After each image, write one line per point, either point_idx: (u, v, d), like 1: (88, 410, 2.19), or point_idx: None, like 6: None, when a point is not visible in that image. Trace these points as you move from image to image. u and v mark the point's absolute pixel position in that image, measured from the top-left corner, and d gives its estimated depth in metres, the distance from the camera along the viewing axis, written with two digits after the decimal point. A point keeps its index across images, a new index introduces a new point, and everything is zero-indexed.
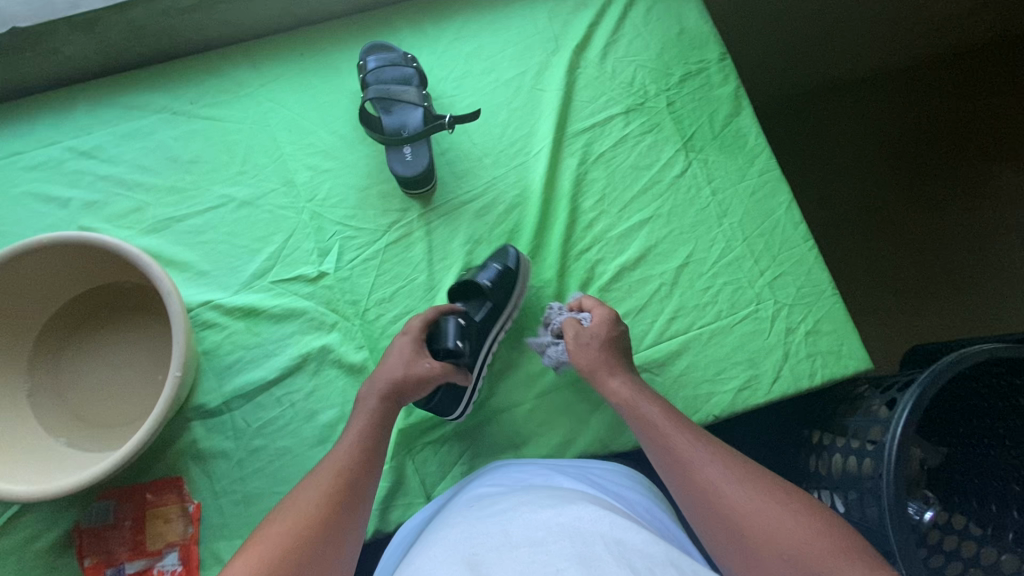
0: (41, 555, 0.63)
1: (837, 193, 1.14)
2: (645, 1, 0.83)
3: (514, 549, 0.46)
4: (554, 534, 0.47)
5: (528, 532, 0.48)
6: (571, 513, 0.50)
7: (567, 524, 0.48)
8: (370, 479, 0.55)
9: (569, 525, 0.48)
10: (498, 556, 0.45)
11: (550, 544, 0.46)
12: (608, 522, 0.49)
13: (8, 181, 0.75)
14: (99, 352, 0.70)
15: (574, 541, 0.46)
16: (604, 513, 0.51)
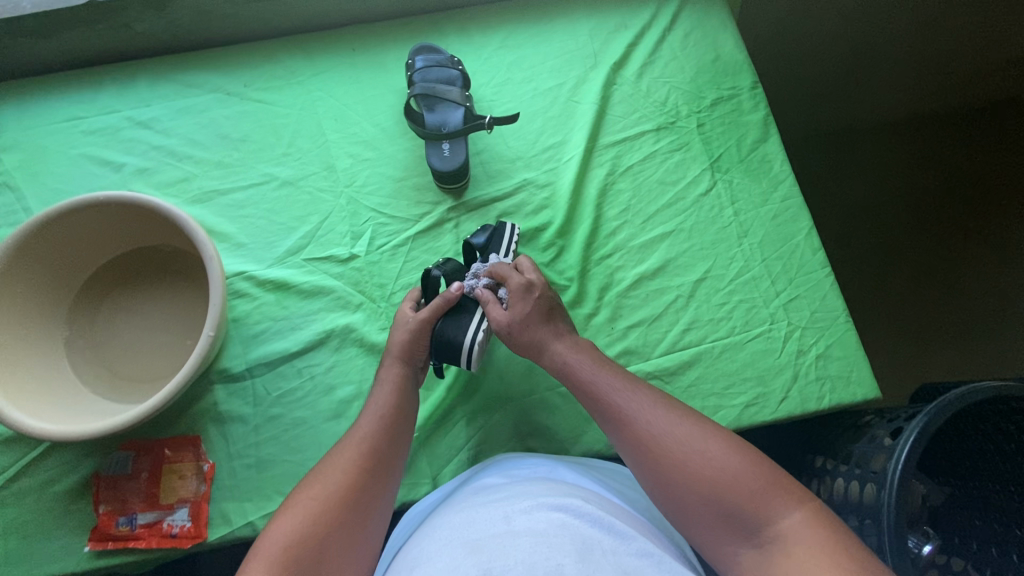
0: (59, 498, 0.66)
1: (853, 231, 1.16)
2: (684, 27, 0.87)
3: (515, 538, 0.45)
4: (554, 529, 0.46)
5: (529, 523, 0.47)
6: (572, 510, 0.48)
7: (569, 519, 0.47)
8: (389, 458, 0.57)
9: (567, 524, 0.47)
10: (498, 545, 0.44)
11: (551, 537, 0.45)
12: (608, 522, 0.48)
13: (68, 143, 0.79)
14: (137, 310, 0.73)
15: (575, 536, 0.45)
16: (606, 513, 0.50)
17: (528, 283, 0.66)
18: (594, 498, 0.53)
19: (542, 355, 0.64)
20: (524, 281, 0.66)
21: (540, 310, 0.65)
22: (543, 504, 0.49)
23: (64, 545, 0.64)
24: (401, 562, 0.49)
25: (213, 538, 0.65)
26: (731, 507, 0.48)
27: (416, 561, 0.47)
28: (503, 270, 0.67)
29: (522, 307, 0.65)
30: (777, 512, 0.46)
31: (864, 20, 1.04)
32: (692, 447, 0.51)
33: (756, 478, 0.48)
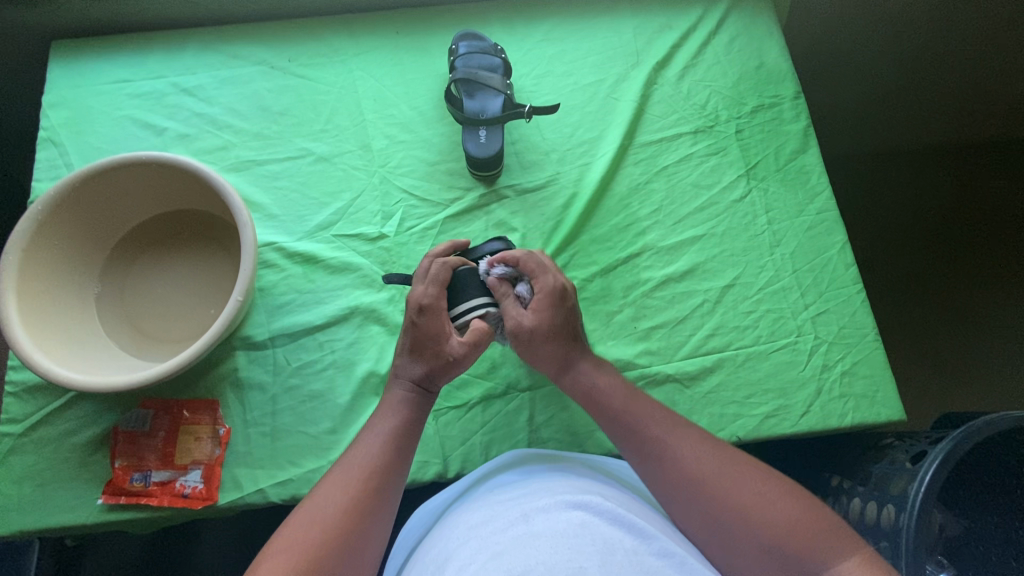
0: (77, 449, 0.67)
1: (886, 252, 1.13)
2: (729, 33, 0.86)
3: (534, 538, 0.45)
4: (574, 529, 0.45)
5: (549, 523, 0.46)
6: (592, 509, 0.48)
7: (588, 519, 0.47)
8: (393, 466, 0.56)
9: (588, 523, 0.46)
10: (518, 545, 0.44)
11: (571, 538, 0.44)
12: (626, 521, 0.47)
13: (114, 104, 0.81)
14: (167, 272, 0.74)
15: (595, 538, 0.45)
16: (625, 511, 0.49)
17: (563, 288, 0.63)
18: (614, 495, 0.52)
19: (565, 371, 0.63)
20: (558, 287, 0.63)
21: (569, 326, 0.63)
22: (561, 502, 0.48)
23: (78, 495, 0.65)
24: (421, 560, 0.50)
25: (224, 502, 0.65)
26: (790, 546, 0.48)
27: (436, 562, 0.47)
28: (534, 268, 0.64)
29: (552, 316, 0.62)
30: (827, 550, 0.47)
31: (919, 36, 1.02)
32: (731, 483, 0.52)
33: (799, 515, 0.49)
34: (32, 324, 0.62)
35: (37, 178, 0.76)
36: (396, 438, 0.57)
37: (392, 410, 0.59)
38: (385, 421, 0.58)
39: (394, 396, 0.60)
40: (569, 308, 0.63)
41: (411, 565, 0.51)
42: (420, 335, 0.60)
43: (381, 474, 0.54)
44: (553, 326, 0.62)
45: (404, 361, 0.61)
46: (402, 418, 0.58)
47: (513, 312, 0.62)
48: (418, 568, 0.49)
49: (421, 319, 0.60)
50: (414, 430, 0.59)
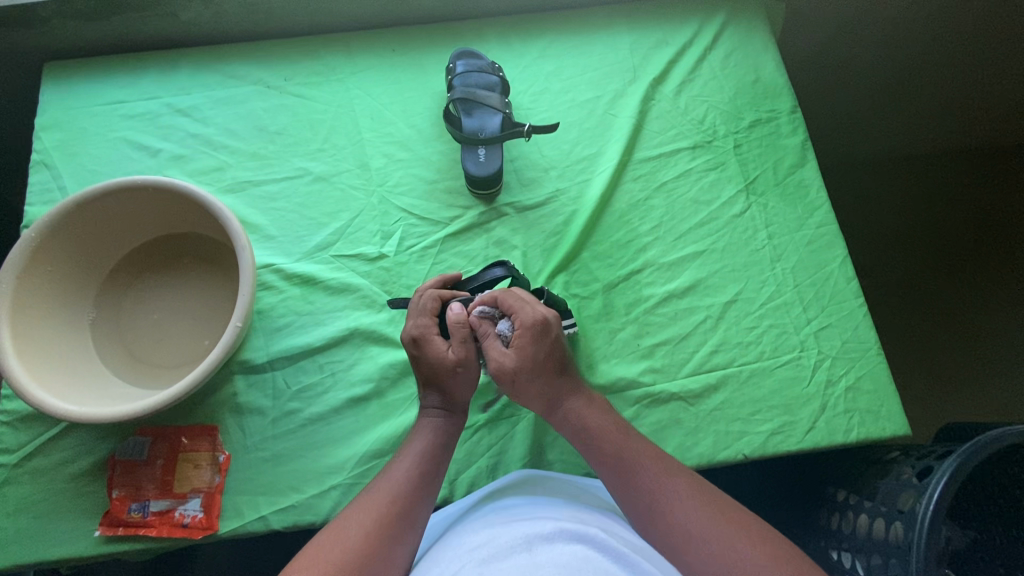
0: (72, 479, 0.66)
1: (884, 261, 1.15)
2: (725, 47, 0.86)
3: (538, 568, 0.44)
4: (577, 562, 0.45)
5: (551, 553, 0.46)
6: (594, 543, 0.47)
7: (591, 555, 0.46)
8: (424, 498, 0.56)
9: (591, 558, 0.45)
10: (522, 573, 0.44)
11: (575, 571, 0.44)
12: (630, 563, 0.46)
13: (107, 126, 0.80)
14: (164, 297, 0.73)
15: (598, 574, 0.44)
16: (629, 551, 0.48)
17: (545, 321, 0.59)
18: (614, 529, 0.52)
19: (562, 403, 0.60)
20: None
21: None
22: (564, 532, 0.48)
23: (74, 528, 0.64)
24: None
25: (225, 530, 0.64)
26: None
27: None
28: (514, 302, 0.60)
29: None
30: None
31: (909, 48, 1.05)
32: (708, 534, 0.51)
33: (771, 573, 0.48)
34: (27, 352, 0.61)
35: (29, 202, 0.75)
36: (425, 466, 0.58)
37: (421, 432, 0.60)
38: (415, 442, 0.59)
39: (422, 421, 0.61)
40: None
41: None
42: (421, 366, 0.61)
43: (407, 501, 0.55)
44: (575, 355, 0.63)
45: (423, 394, 0.62)
46: (429, 443, 0.59)
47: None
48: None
49: (417, 351, 0.61)
50: (443, 455, 0.60)
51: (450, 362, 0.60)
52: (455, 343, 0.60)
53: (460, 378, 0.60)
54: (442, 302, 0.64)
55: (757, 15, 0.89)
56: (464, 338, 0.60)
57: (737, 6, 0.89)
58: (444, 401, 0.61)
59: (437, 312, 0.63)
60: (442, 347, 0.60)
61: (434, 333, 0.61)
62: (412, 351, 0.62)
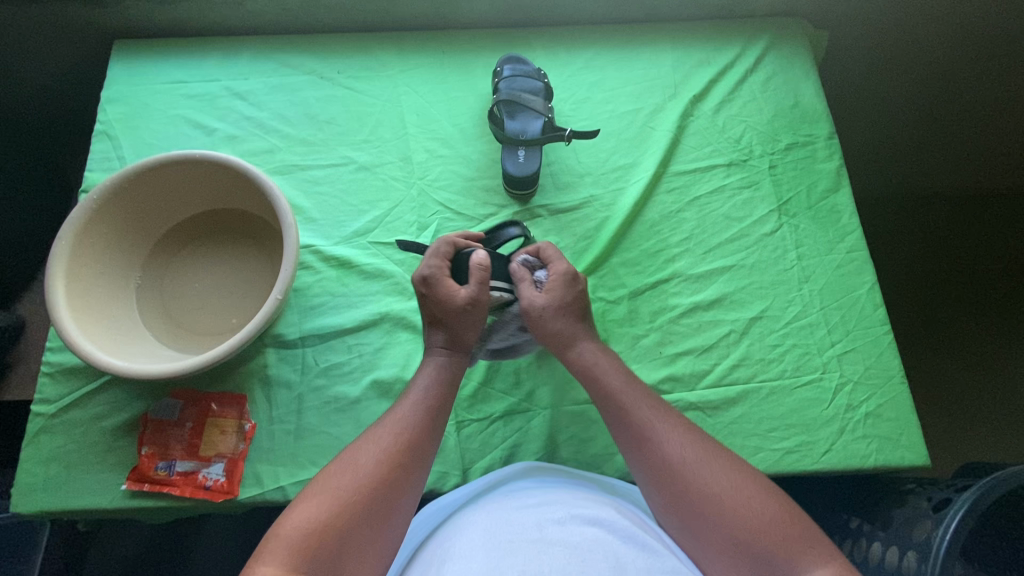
0: (105, 433, 0.68)
1: (912, 297, 1.13)
2: (766, 70, 0.88)
3: (548, 546, 0.46)
4: (588, 544, 0.46)
5: (563, 533, 0.47)
6: (606, 524, 0.48)
7: (601, 534, 0.47)
8: (431, 437, 0.58)
9: (601, 539, 0.47)
10: (533, 550, 0.45)
11: (584, 551, 0.45)
12: (639, 543, 0.48)
13: (168, 103, 0.84)
14: (205, 269, 0.76)
15: (608, 555, 0.45)
16: (639, 530, 0.49)
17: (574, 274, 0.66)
18: (625, 513, 0.53)
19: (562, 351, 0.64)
20: (569, 272, 0.66)
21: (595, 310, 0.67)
22: (575, 514, 0.49)
23: (102, 480, 0.66)
24: (427, 555, 0.50)
25: (244, 497, 0.66)
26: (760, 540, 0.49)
27: (440, 557, 0.48)
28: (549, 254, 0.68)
29: (566, 296, 0.65)
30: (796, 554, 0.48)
31: (950, 86, 1.06)
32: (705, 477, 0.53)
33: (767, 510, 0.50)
34: (78, 307, 0.64)
35: (90, 168, 0.80)
36: (432, 400, 0.60)
37: (426, 369, 0.63)
38: (421, 379, 0.62)
39: (427, 361, 0.64)
40: (578, 292, 0.66)
41: (422, 554, 0.52)
42: (431, 305, 0.65)
43: (416, 432, 0.57)
44: (565, 304, 0.65)
45: (431, 334, 0.65)
46: (433, 378, 0.62)
47: (528, 293, 0.66)
48: (424, 562, 0.49)
49: (427, 290, 0.65)
50: (448, 390, 0.62)
51: (460, 301, 0.63)
52: (472, 283, 0.64)
53: (468, 318, 0.64)
54: (456, 250, 0.67)
55: (800, 41, 0.90)
56: (481, 280, 0.64)
57: (781, 31, 0.91)
58: (449, 339, 0.64)
59: (450, 257, 0.67)
60: (457, 289, 0.64)
61: (446, 276, 0.65)
62: (424, 291, 0.65)
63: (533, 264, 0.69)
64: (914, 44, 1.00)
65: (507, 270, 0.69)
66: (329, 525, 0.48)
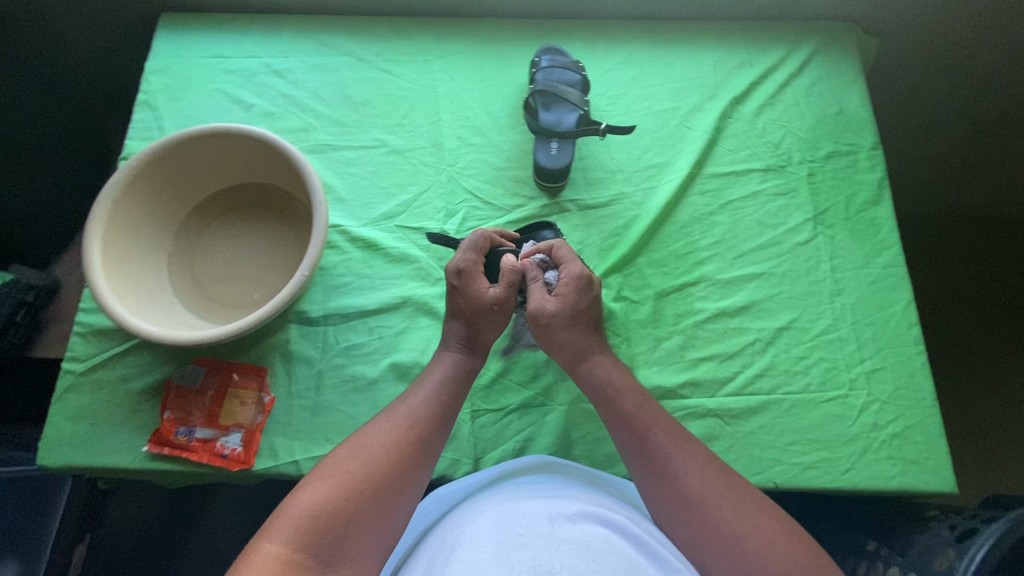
0: (129, 395, 0.70)
1: (947, 321, 1.10)
2: (811, 75, 0.86)
3: (560, 542, 0.45)
4: (599, 543, 0.45)
5: (574, 531, 0.46)
6: (618, 527, 0.48)
7: (613, 536, 0.47)
8: (440, 431, 0.58)
9: (613, 541, 0.46)
10: (544, 545, 0.44)
11: (596, 551, 0.44)
12: (652, 548, 0.47)
13: (209, 77, 0.86)
14: (235, 242, 0.77)
15: (620, 558, 0.44)
16: (652, 537, 0.48)
17: (589, 278, 0.65)
18: (636, 517, 0.52)
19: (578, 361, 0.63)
20: (583, 275, 0.64)
21: None
22: (588, 513, 0.48)
23: (124, 440, 0.68)
24: (435, 541, 0.50)
25: (259, 468, 0.67)
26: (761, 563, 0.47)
27: (448, 546, 0.47)
28: (563, 254, 0.67)
29: (578, 300, 0.64)
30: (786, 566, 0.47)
31: (1004, 104, 1.01)
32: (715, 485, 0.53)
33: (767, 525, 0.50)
34: (111, 270, 0.66)
35: (131, 137, 0.81)
36: (443, 394, 0.60)
37: (440, 364, 0.63)
38: (434, 373, 0.62)
39: (443, 352, 0.64)
40: (591, 297, 0.65)
41: (428, 541, 0.51)
42: (457, 298, 0.65)
43: (425, 425, 0.57)
44: (575, 312, 0.63)
45: (451, 325, 0.65)
46: (447, 373, 0.62)
47: (535, 295, 0.65)
48: (433, 547, 0.49)
49: (458, 282, 0.65)
50: (460, 387, 0.62)
51: (488, 300, 0.64)
52: (501, 285, 0.65)
53: (492, 316, 0.64)
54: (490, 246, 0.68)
55: (848, 47, 0.88)
56: (512, 284, 0.65)
57: (828, 36, 0.88)
58: (468, 336, 0.64)
59: (483, 252, 0.68)
60: (487, 287, 0.65)
61: (478, 271, 0.66)
62: (454, 281, 0.65)
63: (546, 264, 0.68)
64: (970, 54, 0.96)
65: None
66: (332, 513, 0.48)
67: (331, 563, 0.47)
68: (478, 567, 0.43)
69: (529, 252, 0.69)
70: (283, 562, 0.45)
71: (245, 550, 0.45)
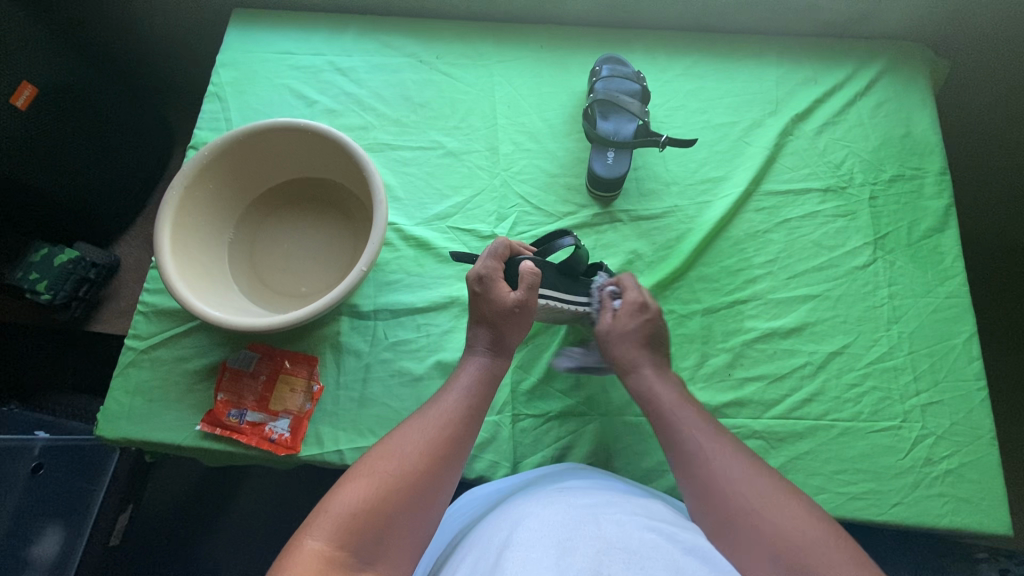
0: (186, 375, 0.73)
1: (1006, 358, 1.06)
2: (878, 96, 0.84)
3: (607, 547, 0.44)
4: (647, 549, 0.45)
5: (621, 536, 0.46)
6: (666, 535, 0.47)
7: (660, 543, 0.46)
8: (469, 431, 0.59)
9: (661, 547, 0.45)
10: (592, 548, 0.44)
11: (645, 557, 0.44)
12: (701, 557, 0.46)
13: (276, 72, 0.88)
14: (292, 234, 0.80)
15: (669, 562, 0.44)
16: (699, 545, 0.48)
17: (647, 305, 0.67)
18: (683, 524, 0.51)
19: (625, 371, 0.63)
20: (640, 301, 0.66)
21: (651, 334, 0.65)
22: (635, 520, 0.48)
23: (178, 418, 0.71)
24: (481, 541, 0.50)
25: (304, 454, 0.68)
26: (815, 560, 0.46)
27: (495, 548, 0.47)
28: (626, 284, 0.68)
29: (636, 325, 0.65)
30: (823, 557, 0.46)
31: None
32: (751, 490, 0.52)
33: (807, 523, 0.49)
34: (177, 256, 0.68)
35: (200, 127, 0.85)
36: (471, 396, 0.61)
37: (468, 368, 0.63)
38: (462, 377, 0.63)
39: (470, 357, 0.65)
40: (646, 320, 0.66)
41: (472, 540, 0.52)
42: (480, 304, 0.65)
43: (456, 425, 0.58)
44: (636, 334, 0.65)
45: (477, 330, 0.65)
46: (476, 376, 0.62)
47: (605, 320, 0.67)
48: (478, 546, 0.49)
49: (480, 288, 0.65)
50: (487, 389, 0.62)
51: (509, 303, 0.64)
52: (521, 287, 0.64)
53: (514, 319, 0.64)
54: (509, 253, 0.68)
55: (919, 68, 0.85)
56: (530, 285, 0.64)
57: (898, 56, 0.86)
58: (494, 340, 0.64)
59: (505, 258, 0.68)
60: (505, 292, 0.65)
61: (498, 276, 0.65)
62: (477, 288, 0.65)
63: (614, 295, 0.69)
64: None
65: (556, 278, 0.69)
66: (371, 510, 0.49)
67: (370, 559, 0.47)
68: (528, 567, 0.43)
69: (602, 283, 0.70)
70: (322, 558, 0.45)
71: (289, 544, 0.46)
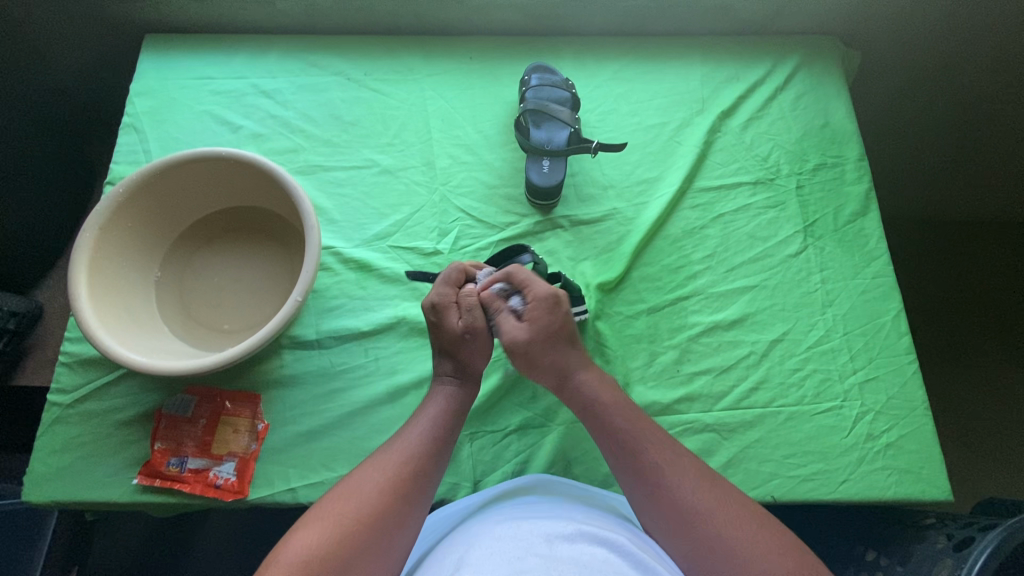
0: (119, 427, 0.68)
1: (937, 326, 1.13)
2: (797, 88, 0.87)
3: (556, 563, 0.44)
4: (597, 564, 0.45)
5: (571, 551, 0.46)
6: (617, 548, 0.47)
7: (610, 557, 0.46)
8: (434, 468, 0.57)
9: (611, 561, 0.45)
10: (541, 567, 0.44)
11: (594, 573, 0.44)
12: (649, 569, 0.46)
13: (195, 99, 0.85)
14: (225, 267, 0.76)
15: None
16: (649, 555, 0.48)
17: (556, 297, 0.62)
18: (637, 536, 0.52)
19: None
20: (549, 294, 0.62)
21: None
22: (585, 533, 0.48)
23: (114, 473, 0.66)
24: (433, 564, 0.49)
25: (254, 497, 0.65)
26: (761, 566, 0.48)
27: (446, 571, 0.46)
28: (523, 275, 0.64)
29: (548, 324, 0.61)
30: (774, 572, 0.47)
31: (980, 110, 1.04)
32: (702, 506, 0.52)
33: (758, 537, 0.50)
34: (98, 304, 0.64)
35: (116, 161, 0.80)
36: (437, 430, 0.59)
37: (436, 399, 0.62)
38: (429, 409, 0.61)
39: (437, 388, 0.63)
40: (562, 315, 0.62)
41: (425, 565, 0.51)
42: (437, 333, 0.64)
43: (421, 461, 0.56)
44: (548, 334, 0.61)
45: (439, 362, 0.64)
46: (442, 407, 0.61)
47: (507, 325, 0.62)
48: (429, 570, 0.49)
49: (435, 318, 0.64)
50: (454, 420, 0.61)
51: (459, 330, 0.63)
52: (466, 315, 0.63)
53: (469, 345, 0.63)
54: (466, 277, 0.67)
55: (831, 61, 0.89)
56: (474, 308, 0.63)
57: (811, 50, 0.90)
58: (457, 368, 0.63)
59: (459, 284, 0.66)
60: (455, 320, 0.63)
61: (453, 304, 0.64)
62: (432, 318, 0.64)
63: (506, 291, 0.64)
64: (952, 61, 0.99)
65: None
66: (326, 555, 0.47)
67: None
68: None
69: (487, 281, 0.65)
70: None
71: None
